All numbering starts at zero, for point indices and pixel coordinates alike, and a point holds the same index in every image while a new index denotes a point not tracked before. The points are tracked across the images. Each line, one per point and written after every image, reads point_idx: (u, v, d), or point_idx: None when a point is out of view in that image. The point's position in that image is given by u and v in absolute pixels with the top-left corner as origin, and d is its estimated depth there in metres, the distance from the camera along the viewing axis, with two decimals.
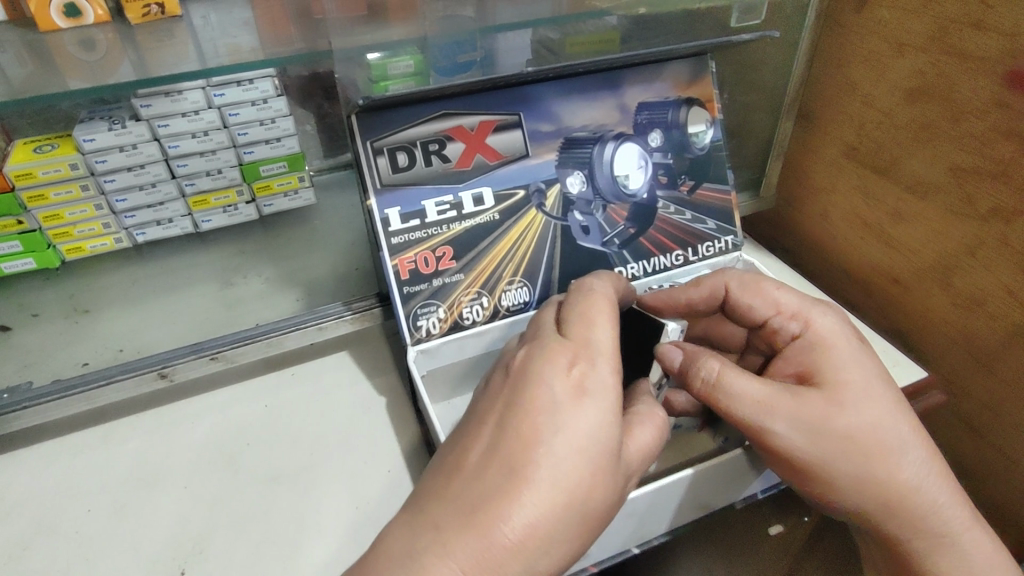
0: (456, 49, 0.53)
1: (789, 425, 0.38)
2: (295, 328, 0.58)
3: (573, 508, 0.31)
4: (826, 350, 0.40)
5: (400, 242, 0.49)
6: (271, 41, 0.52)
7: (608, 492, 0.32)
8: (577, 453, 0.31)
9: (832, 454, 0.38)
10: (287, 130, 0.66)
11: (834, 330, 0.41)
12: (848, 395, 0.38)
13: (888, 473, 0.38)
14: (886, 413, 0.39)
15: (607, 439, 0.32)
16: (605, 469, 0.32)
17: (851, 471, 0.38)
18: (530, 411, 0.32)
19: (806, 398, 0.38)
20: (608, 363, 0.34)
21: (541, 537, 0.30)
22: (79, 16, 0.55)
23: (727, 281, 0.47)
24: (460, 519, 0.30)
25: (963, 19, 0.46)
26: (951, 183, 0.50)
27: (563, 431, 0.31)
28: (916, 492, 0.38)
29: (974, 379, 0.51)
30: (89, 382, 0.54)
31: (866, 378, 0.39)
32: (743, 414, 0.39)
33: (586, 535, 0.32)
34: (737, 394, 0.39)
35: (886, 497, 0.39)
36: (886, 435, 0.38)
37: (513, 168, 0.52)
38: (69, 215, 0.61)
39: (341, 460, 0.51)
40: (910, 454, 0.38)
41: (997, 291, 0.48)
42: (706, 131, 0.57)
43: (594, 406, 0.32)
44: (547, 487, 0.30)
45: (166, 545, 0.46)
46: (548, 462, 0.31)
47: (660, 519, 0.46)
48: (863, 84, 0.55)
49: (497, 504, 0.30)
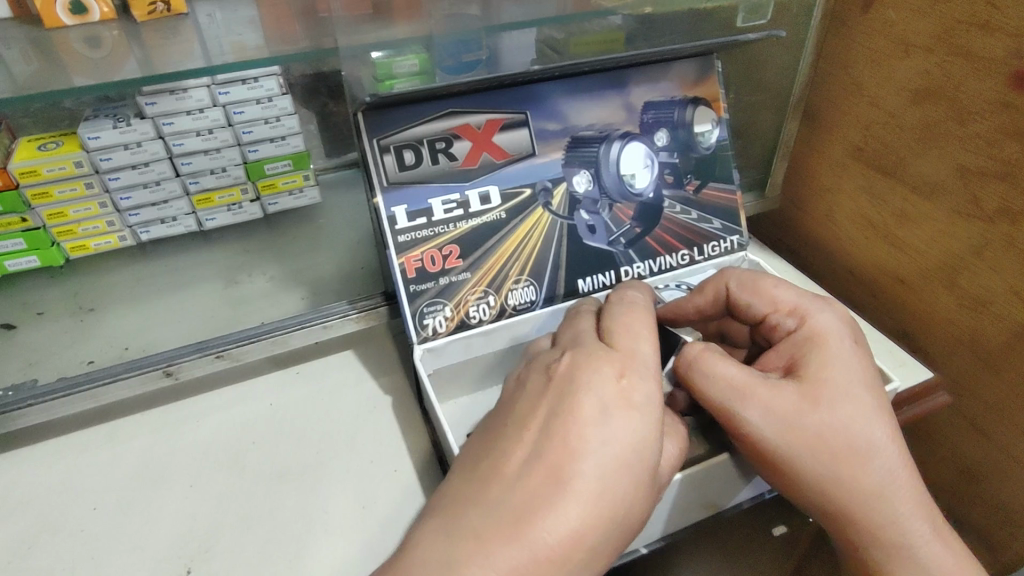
0: (462, 47, 0.52)
1: (761, 416, 0.38)
2: (300, 326, 0.59)
3: (615, 521, 0.31)
4: (819, 347, 0.40)
5: (407, 240, 0.49)
6: (276, 38, 0.52)
7: (644, 506, 0.33)
8: (622, 465, 0.31)
9: (799, 450, 0.38)
10: (292, 128, 0.66)
11: (829, 329, 0.41)
12: (825, 395, 0.38)
13: (854, 477, 0.37)
14: (862, 416, 0.38)
15: (650, 454, 0.33)
16: (646, 484, 0.32)
17: (818, 471, 0.38)
18: (577, 421, 0.32)
19: (781, 391, 0.38)
20: (652, 376, 0.35)
21: (582, 547, 0.30)
22: (85, 13, 0.55)
23: (727, 282, 0.47)
24: (503, 524, 0.30)
25: (970, 19, 0.46)
26: (956, 183, 0.50)
27: (609, 443, 0.32)
28: (884, 500, 0.37)
29: (983, 381, 0.51)
30: (95, 379, 0.54)
31: (848, 379, 0.39)
32: (717, 400, 0.39)
33: (620, 548, 0.32)
34: (711, 378, 0.39)
35: (850, 503, 0.38)
36: (858, 438, 0.37)
37: (520, 166, 0.52)
38: (74, 213, 0.61)
39: (347, 459, 0.51)
40: (881, 461, 0.37)
41: (1004, 292, 0.47)
42: (712, 130, 0.57)
43: (642, 419, 0.33)
44: (592, 499, 0.31)
45: (172, 543, 0.46)
46: (594, 473, 0.31)
47: (667, 518, 0.45)
48: (869, 83, 0.55)
49: (534, 511, 0.30)
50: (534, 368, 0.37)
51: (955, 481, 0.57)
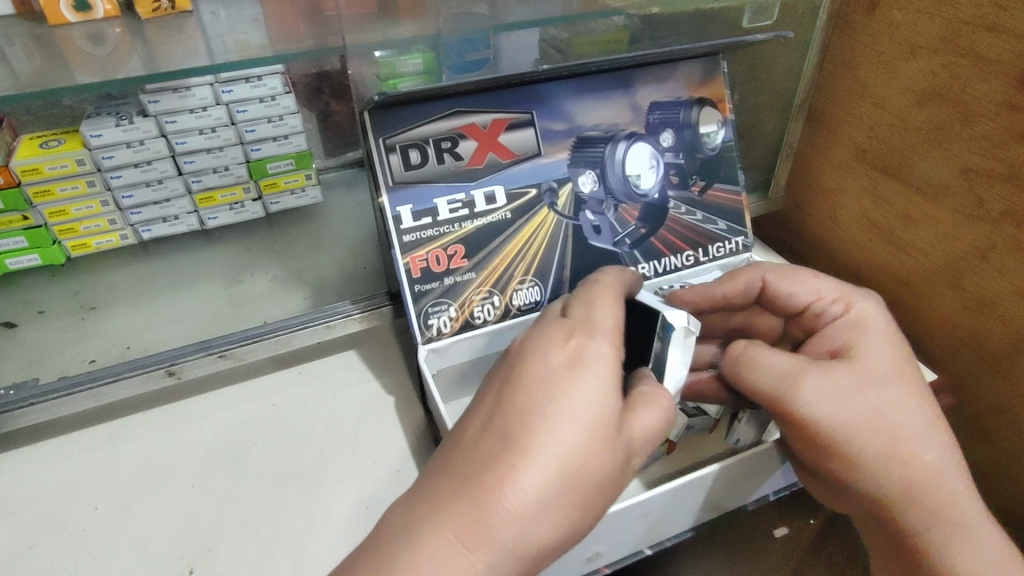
0: (469, 46, 0.52)
1: (815, 394, 0.39)
2: (303, 326, 0.58)
3: (572, 477, 0.31)
4: (863, 331, 0.42)
5: (412, 239, 0.48)
6: (281, 37, 0.52)
7: (608, 464, 0.32)
8: (574, 419, 0.32)
9: (853, 427, 0.38)
10: (295, 127, 0.66)
11: (873, 316, 0.43)
12: (873, 373, 0.39)
13: (909, 455, 0.38)
14: (908, 395, 0.39)
15: (607, 409, 0.33)
16: (604, 439, 0.32)
17: (873, 448, 0.38)
18: (526, 382, 0.33)
19: (830, 371, 0.39)
20: (603, 338, 0.36)
21: (537, 502, 0.30)
22: (88, 10, 0.54)
23: (763, 275, 0.48)
24: (455, 481, 0.30)
25: (976, 21, 0.46)
26: (962, 185, 0.50)
27: (561, 398, 0.32)
28: (935, 481, 0.37)
29: (988, 379, 0.51)
30: (96, 379, 0.54)
31: (893, 361, 0.40)
32: (768, 382, 0.40)
33: (582, 507, 0.31)
34: (763, 361, 0.41)
35: (908, 483, 0.37)
36: (907, 415, 0.38)
37: (525, 166, 0.51)
38: (76, 211, 0.61)
39: (349, 460, 0.51)
40: (929, 440, 0.38)
41: (1011, 293, 0.47)
42: (718, 131, 0.57)
43: (590, 374, 0.33)
44: (544, 454, 0.30)
45: (174, 543, 0.46)
46: (541, 428, 0.31)
47: (677, 518, 0.45)
48: (873, 85, 0.55)
49: (484, 470, 0.30)
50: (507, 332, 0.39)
51: None
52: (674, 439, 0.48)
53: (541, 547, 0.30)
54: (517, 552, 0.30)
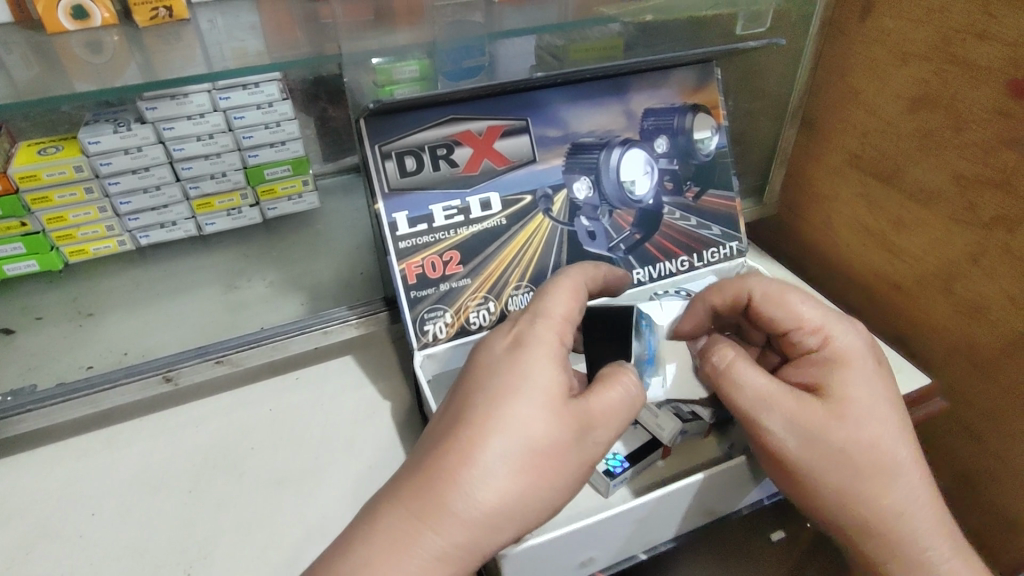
0: (464, 53, 0.53)
1: (786, 427, 0.39)
2: (299, 332, 0.59)
3: (517, 444, 0.33)
4: (842, 364, 0.41)
5: (408, 246, 0.49)
6: (278, 45, 0.52)
7: (554, 432, 0.34)
8: (514, 393, 0.35)
9: (821, 462, 0.39)
10: (292, 133, 0.66)
11: (859, 346, 0.42)
12: (849, 411, 0.39)
13: (874, 494, 0.39)
14: (884, 435, 0.39)
15: (548, 382, 0.35)
16: (547, 409, 0.34)
17: (837, 484, 0.39)
18: (476, 373, 0.37)
19: (805, 402, 0.39)
20: (547, 321, 0.39)
21: (486, 472, 0.33)
22: (86, 18, 0.55)
23: (749, 288, 0.46)
24: (414, 465, 0.34)
25: (967, 28, 0.46)
26: (953, 191, 0.50)
27: (502, 376, 0.35)
28: (898, 519, 0.39)
29: (981, 388, 0.51)
30: (94, 385, 0.54)
31: (873, 398, 0.40)
32: (744, 405, 0.41)
33: (536, 470, 0.34)
34: (741, 383, 0.41)
35: (869, 519, 0.39)
36: (882, 457, 0.39)
37: (521, 173, 0.52)
38: (73, 217, 0.61)
39: (345, 464, 0.51)
40: (900, 482, 0.39)
41: (999, 299, 0.48)
42: (711, 137, 0.58)
43: (527, 352, 0.37)
44: (485, 426, 0.33)
45: (171, 548, 0.46)
46: (483, 402, 0.35)
47: (669, 524, 0.46)
48: (866, 92, 0.55)
49: (437, 447, 0.34)
50: (495, 334, 0.39)
51: (951, 487, 0.57)
52: (669, 444, 0.47)
53: (497, 509, 0.33)
54: (474, 520, 0.32)
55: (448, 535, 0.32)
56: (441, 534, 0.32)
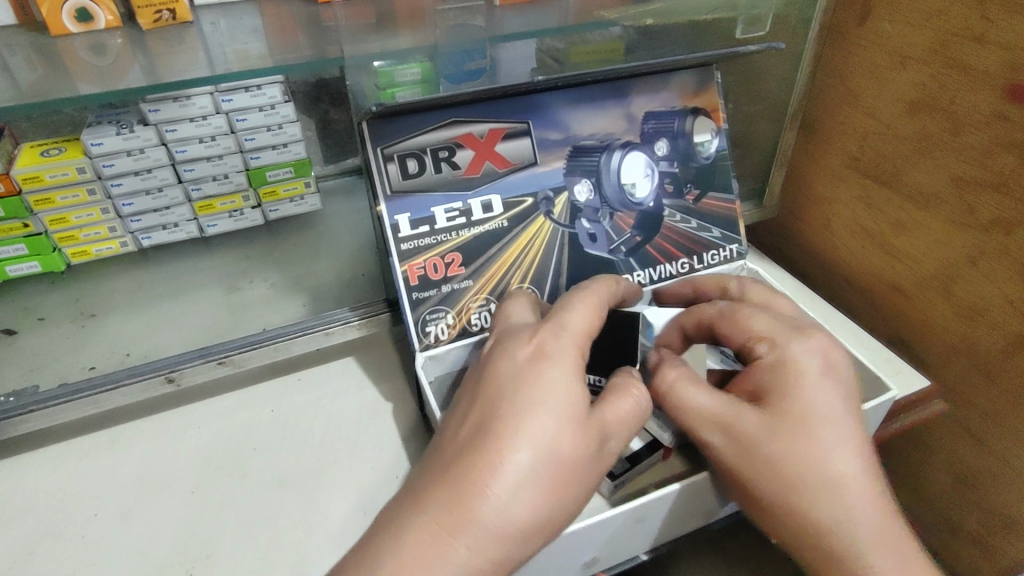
0: (465, 56, 0.54)
1: (726, 434, 0.40)
2: (301, 333, 0.58)
3: (543, 457, 0.34)
4: (783, 375, 0.40)
5: (410, 248, 0.49)
6: (281, 47, 0.52)
7: (576, 447, 0.35)
8: (539, 408, 0.35)
9: (756, 471, 0.38)
10: (295, 136, 0.66)
11: (803, 359, 0.40)
12: (783, 422, 0.38)
13: (807, 505, 0.37)
14: (819, 447, 0.37)
15: (572, 397, 0.35)
16: (571, 423, 0.35)
17: (772, 494, 0.38)
18: (497, 382, 0.36)
19: (742, 413, 0.39)
20: (569, 335, 0.39)
21: (513, 485, 0.33)
22: (90, 21, 0.55)
23: (708, 315, 0.47)
24: (435, 476, 0.34)
25: (964, 32, 0.47)
26: (951, 193, 0.50)
27: (528, 391, 0.35)
28: (834, 536, 0.36)
29: (980, 390, 0.51)
30: (96, 386, 0.54)
31: (814, 409, 0.38)
32: (686, 418, 0.41)
33: (563, 486, 0.34)
34: (681, 399, 0.41)
35: (807, 532, 0.37)
36: (819, 467, 0.37)
37: (522, 175, 0.52)
38: (75, 219, 0.61)
39: (348, 465, 0.51)
40: (837, 496, 0.37)
41: (1000, 302, 0.48)
42: (712, 140, 0.58)
43: (554, 366, 0.36)
44: (515, 438, 0.33)
45: (173, 549, 0.46)
46: (514, 416, 0.34)
47: (668, 526, 0.46)
48: (864, 95, 0.56)
49: (467, 459, 0.33)
50: (514, 341, 0.39)
51: (951, 489, 0.57)
52: (669, 444, 0.48)
53: (526, 524, 0.33)
54: (501, 533, 0.32)
55: (476, 549, 0.32)
56: (469, 547, 0.32)
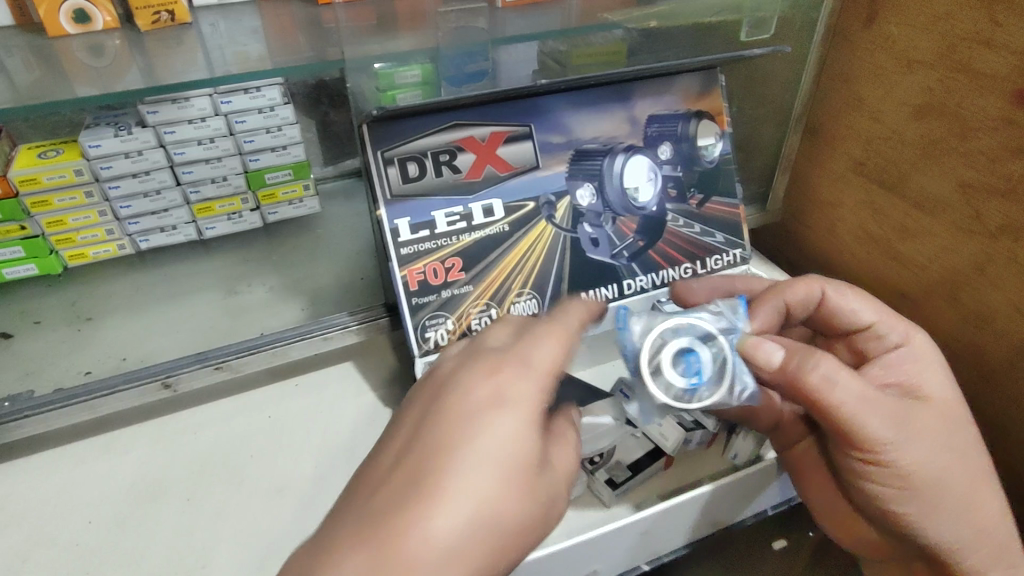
0: (467, 58, 0.53)
1: (912, 432, 0.38)
2: (300, 338, 0.58)
3: (482, 522, 0.28)
4: (927, 367, 0.42)
5: (410, 252, 0.48)
6: (281, 49, 0.52)
7: (516, 503, 0.29)
8: (488, 465, 0.29)
9: (942, 469, 0.38)
10: (293, 138, 0.66)
11: (931, 351, 0.43)
12: (947, 414, 0.40)
13: (976, 496, 0.39)
14: (972, 439, 0.40)
15: (525, 454, 0.30)
16: (520, 485, 0.30)
17: (953, 490, 0.38)
18: (451, 418, 0.30)
19: (919, 409, 0.39)
20: (535, 376, 0.33)
21: (444, 553, 0.27)
22: (88, 22, 0.54)
23: (822, 286, 0.47)
24: (352, 520, 0.28)
25: (971, 36, 0.46)
26: (957, 200, 0.50)
27: (484, 441, 0.29)
28: (995, 524, 0.39)
29: (987, 398, 0.50)
30: (91, 391, 0.53)
31: (958, 402, 0.41)
32: (870, 415, 0.37)
33: (497, 556, 0.29)
34: (862, 394, 0.37)
35: (976, 525, 0.39)
36: (976, 457, 0.40)
37: (524, 179, 0.51)
38: (73, 221, 0.61)
39: (346, 472, 0.51)
40: (987, 484, 0.39)
41: (1007, 309, 0.47)
42: (715, 144, 0.57)
43: (513, 415, 0.31)
44: (454, 498, 0.28)
45: (169, 558, 0.45)
46: (463, 471, 0.28)
47: (668, 536, 0.47)
48: (869, 99, 0.55)
49: (402, 511, 0.27)
50: (475, 372, 0.33)
51: None
52: (671, 452, 0.48)
53: None
54: None
55: None
56: None
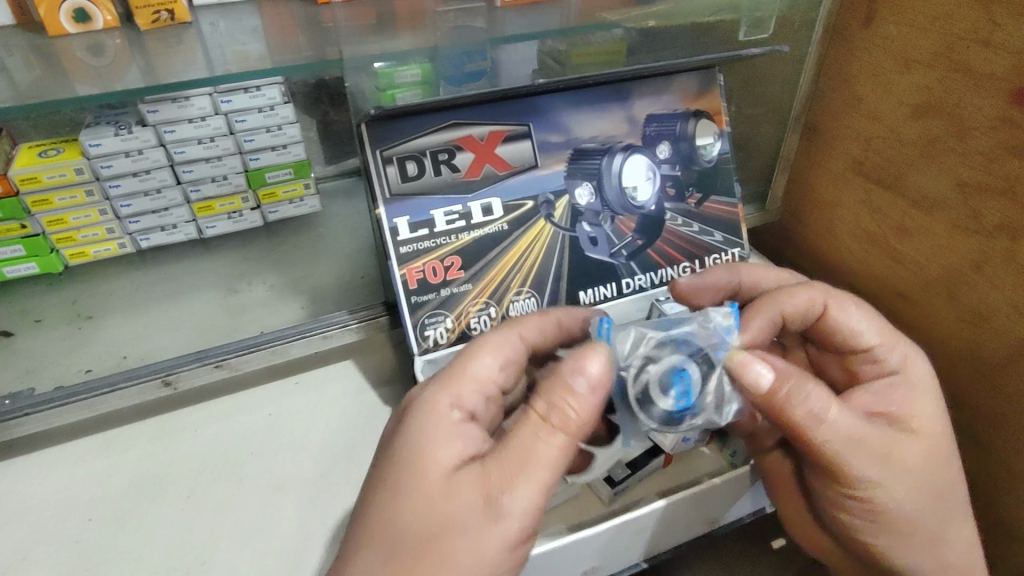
0: (466, 58, 0.53)
1: (892, 469, 0.39)
2: (299, 337, 0.58)
3: (405, 522, 0.33)
4: (916, 394, 0.42)
5: (408, 251, 0.49)
6: (280, 49, 0.52)
7: (436, 508, 0.33)
8: (401, 475, 0.34)
9: (914, 503, 0.40)
10: (294, 137, 0.66)
11: (921, 376, 0.43)
12: (930, 444, 0.41)
13: (943, 525, 0.41)
14: (949, 470, 0.41)
15: (437, 458, 0.35)
16: (436, 483, 0.34)
17: (921, 521, 0.40)
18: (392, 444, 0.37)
19: (903, 441, 0.40)
20: (448, 389, 0.39)
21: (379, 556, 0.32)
22: (87, 21, 0.54)
23: (823, 298, 0.46)
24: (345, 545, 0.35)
25: (970, 35, 0.46)
26: (956, 199, 0.50)
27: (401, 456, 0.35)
28: (957, 550, 0.41)
29: (982, 399, 0.51)
30: (91, 389, 0.53)
31: (942, 432, 0.41)
32: (851, 451, 0.38)
33: (437, 550, 0.32)
34: (846, 431, 0.38)
35: (938, 553, 0.41)
36: (952, 487, 0.41)
37: (523, 177, 0.52)
38: (73, 220, 0.61)
39: (345, 470, 0.51)
40: (956, 511, 0.41)
41: (1005, 312, 0.47)
42: (714, 143, 0.58)
43: (427, 427, 0.36)
44: (379, 509, 0.34)
45: (169, 556, 0.45)
46: (384, 485, 0.35)
47: (666, 535, 0.47)
48: (869, 97, 0.55)
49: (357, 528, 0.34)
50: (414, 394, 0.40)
51: None
52: (670, 449, 0.47)
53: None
54: None
55: None
56: None
